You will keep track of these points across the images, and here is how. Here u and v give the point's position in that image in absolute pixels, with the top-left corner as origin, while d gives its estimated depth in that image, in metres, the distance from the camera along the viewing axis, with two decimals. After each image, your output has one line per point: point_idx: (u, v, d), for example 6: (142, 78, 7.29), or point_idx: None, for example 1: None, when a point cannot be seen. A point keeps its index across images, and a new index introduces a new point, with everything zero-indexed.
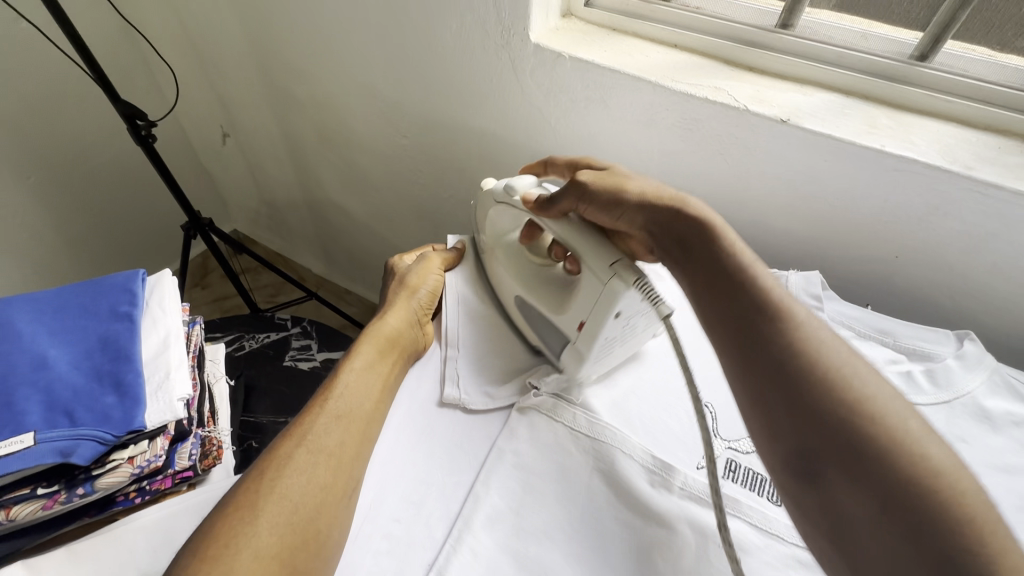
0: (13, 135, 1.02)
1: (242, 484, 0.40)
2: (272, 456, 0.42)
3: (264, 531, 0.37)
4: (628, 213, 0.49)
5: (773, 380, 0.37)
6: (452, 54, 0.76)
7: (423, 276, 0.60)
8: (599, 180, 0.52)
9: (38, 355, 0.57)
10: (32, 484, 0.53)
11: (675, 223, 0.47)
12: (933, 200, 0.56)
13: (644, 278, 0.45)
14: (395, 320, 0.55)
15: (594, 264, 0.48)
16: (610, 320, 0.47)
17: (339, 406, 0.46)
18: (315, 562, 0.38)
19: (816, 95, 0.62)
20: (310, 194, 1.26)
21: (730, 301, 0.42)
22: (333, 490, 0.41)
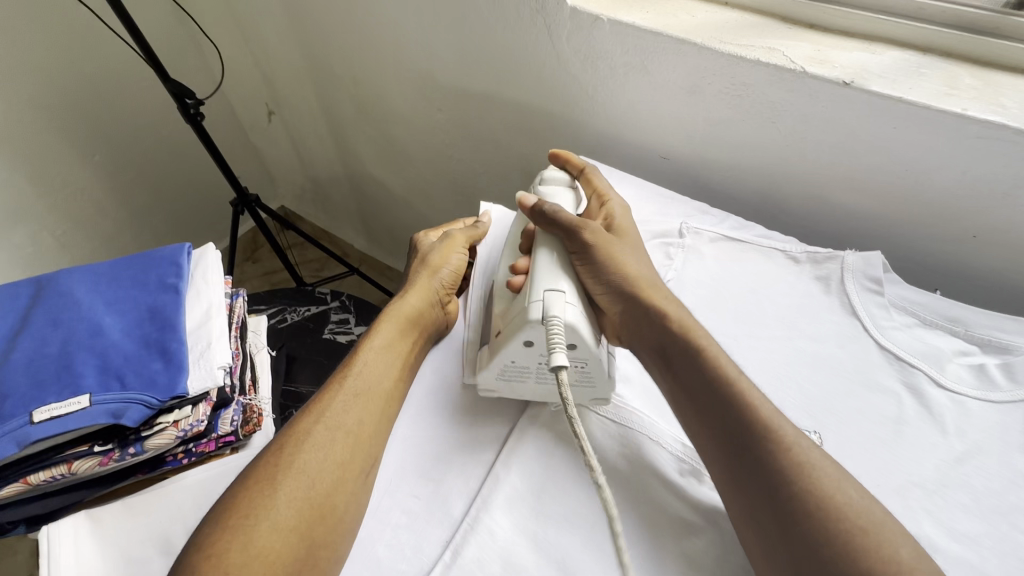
0: (79, 116, 1.08)
1: (260, 458, 0.41)
2: (289, 432, 0.42)
3: (282, 505, 0.38)
4: (613, 292, 0.46)
5: (753, 493, 0.36)
6: (485, 22, 0.73)
7: (447, 254, 0.58)
8: (603, 242, 0.48)
9: (94, 322, 0.61)
10: (89, 442, 0.57)
11: (659, 324, 0.44)
12: (1022, 171, 0.49)
13: (558, 321, 0.41)
14: (415, 300, 0.53)
15: (537, 283, 0.45)
16: (516, 342, 0.43)
17: (358, 385, 0.46)
18: (332, 537, 0.39)
19: (888, 53, 0.55)
20: (351, 170, 1.28)
21: (709, 410, 0.40)
22: (349, 468, 0.42)
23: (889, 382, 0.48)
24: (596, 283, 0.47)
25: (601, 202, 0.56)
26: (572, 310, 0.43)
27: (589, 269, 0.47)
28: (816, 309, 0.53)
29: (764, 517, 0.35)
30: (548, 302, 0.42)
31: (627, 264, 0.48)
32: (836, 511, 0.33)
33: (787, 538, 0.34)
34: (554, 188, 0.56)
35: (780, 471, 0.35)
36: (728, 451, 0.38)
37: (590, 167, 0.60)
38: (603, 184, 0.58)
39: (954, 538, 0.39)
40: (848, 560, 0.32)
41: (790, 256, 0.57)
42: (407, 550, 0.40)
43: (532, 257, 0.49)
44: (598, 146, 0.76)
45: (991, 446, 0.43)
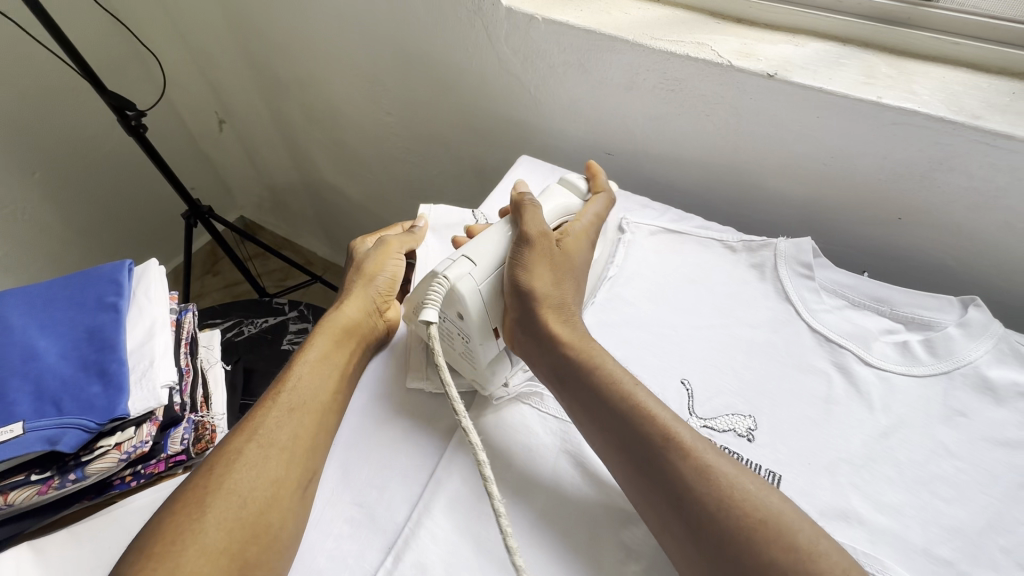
0: (14, 131, 1.04)
1: (188, 482, 0.39)
2: (218, 452, 0.41)
3: (211, 528, 0.37)
4: (518, 301, 0.46)
5: (658, 500, 0.36)
6: (425, 23, 0.73)
7: (382, 260, 0.57)
8: (546, 246, 0.48)
9: (28, 346, 0.59)
10: (26, 471, 0.55)
11: (555, 340, 0.44)
12: (936, 155, 0.51)
13: (441, 281, 0.44)
14: (351, 310, 0.52)
15: (465, 248, 0.48)
16: (417, 293, 0.47)
17: (292, 399, 0.45)
18: (267, 556, 0.37)
19: (810, 45, 0.57)
20: (307, 176, 1.26)
21: (610, 426, 0.40)
22: (284, 484, 0.40)
23: (820, 362, 0.49)
24: (509, 284, 0.47)
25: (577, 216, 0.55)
26: (467, 283, 0.45)
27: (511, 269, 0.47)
28: (752, 296, 0.54)
29: (672, 524, 0.35)
30: (454, 264, 0.45)
31: (540, 277, 0.46)
32: (732, 508, 0.34)
33: (691, 541, 0.34)
34: (558, 189, 0.56)
35: (683, 480, 0.36)
36: (629, 463, 0.38)
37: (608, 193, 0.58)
38: (598, 204, 0.56)
39: (879, 509, 0.41)
40: (747, 554, 0.33)
41: (727, 246, 0.59)
42: (350, 559, 0.39)
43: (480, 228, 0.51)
44: (544, 144, 0.77)
45: (914, 419, 0.45)
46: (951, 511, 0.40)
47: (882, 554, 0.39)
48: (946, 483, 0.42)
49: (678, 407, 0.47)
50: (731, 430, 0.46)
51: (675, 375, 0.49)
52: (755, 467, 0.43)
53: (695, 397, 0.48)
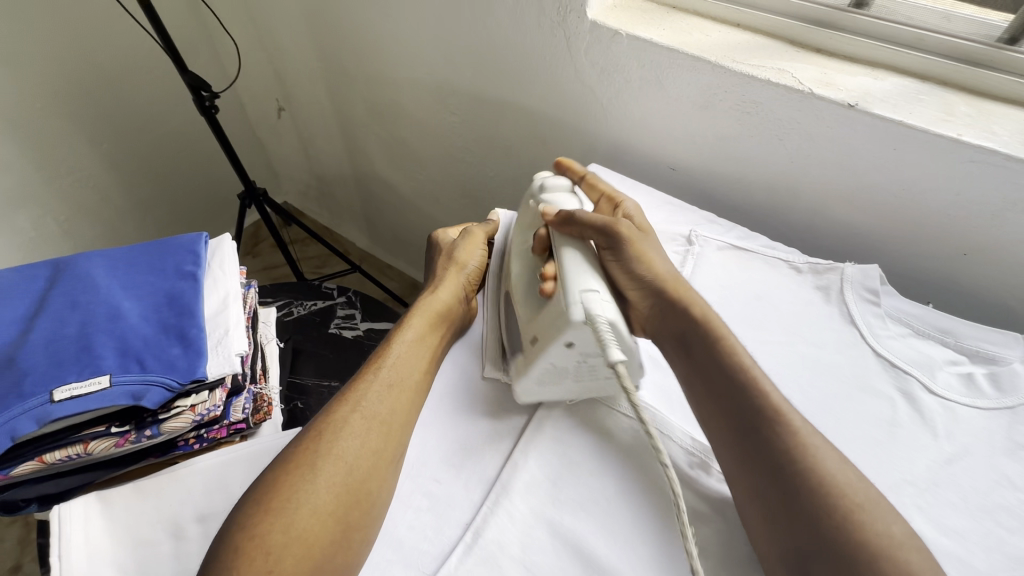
0: (91, 102, 1.09)
1: (301, 445, 0.44)
2: (327, 420, 0.45)
3: (321, 490, 0.41)
4: (644, 289, 0.51)
5: (754, 464, 0.40)
6: (506, 29, 0.76)
7: (469, 249, 0.62)
8: (631, 236, 0.52)
9: (113, 305, 0.62)
10: (106, 423, 0.57)
11: (688, 317, 0.49)
12: (1010, 194, 0.53)
13: (604, 322, 0.42)
14: (446, 295, 0.56)
15: (574, 285, 0.46)
16: (560, 345, 0.44)
17: (390, 377, 0.48)
18: (366, 520, 0.41)
19: (889, 79, 0.59)
20: (358, 168, 1.29)
21: (722, 395, 0.44)
22: (382, 455, 0.44)
23: (885, 386, 0.50)
24: (634, 278, 0.51)
25: (613, 203, 0.59)
26: (609, 308, 0.44)
27: (621, 268, 0.51)
28: (815, 316, 0.56)
29: (763, 488, 0.39)
30: (588, 302, 0.44)
31: (657, 263, 0.51)
32: (835, 488, 0.37)
33: (786, 511, 0.38)
34: (557, 194, 0.58)
35: (784, 452, 0.40)
36: (732, 428, 0.42)
37: (590, 174, 0.63)
38: (607, 186, 0.61)
39: (943, 532, 0.42)
40: (838, 527, 0.36)
41: (793, 267, 0.60)
42: (429, 531, 0.41)
43: (560, 261, 0.49)
44: (608, 155, 0.79)
45: (978, 449, 0.46)
46: (1016, 541, 0.41)
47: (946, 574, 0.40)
48: (1010, 513, 0.42)
49: None
50: None
51: None
52: None
53: None
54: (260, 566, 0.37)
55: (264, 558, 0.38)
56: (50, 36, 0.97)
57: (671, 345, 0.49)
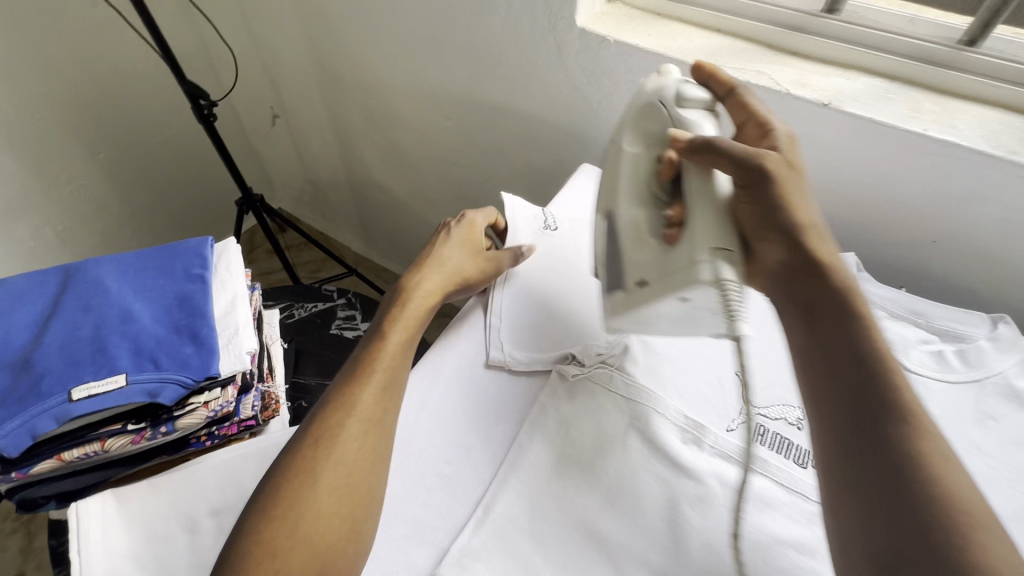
0: (89, 112, 1.10)
1: (293, 451, 0.44)
2: (316, 423, 0.46)
3: (322, 493, 0.41)
4: (781, 241, 0.43)
5: (866, 459, 0.34)
6: (499, 36, 0.79)
7: (480, 268, 0.61)
8: (777, 179, 0.44)
9: (125, 308, 0.64)
10: (123, 421, 0.59)
11: (830, 283, 0.42)
12: (972, 184, 0.57)
13: (732, 282, 0.41)
14: (431, 287, 0.58)
15: (704, 238, 0.43)
16: (674, 299, 0.44)
17: (381, 377, 0.49)
18: (369, 515, 0.42)
19: (860, 79, 0.63)
20: (353, 172, 1.32)
21: (842, 375, 0.38)
22: (379, 452, 0.45)
23: None
24: (766, 225, 0.44)
25: (761, 127, 0.50)
26: (740, 268, 0.42)
27: (758, 215, 0.44)
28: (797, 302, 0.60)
29: (869, 486, 0.33)
30: (719, 263, 0.42)
31: (801, 215, 0.44)
32: (952, 499, 0.32)
33: (890, 516, 0.32)
34: (694, 114, 0.51)
35: (903, 448, 0.34)
36: (850, 415, 0.36)
37: (739, 88, 0.52)
38: (762, 106, 0.50)
39: None
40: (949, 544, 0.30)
41: None
42: (442, 507, 0.45)
43: (692, 203, 0.46)
44: (600, 154, 0.83)
45: (948, 420, 0.50)
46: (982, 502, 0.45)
47: None
48: (978, 477, 0.46)
49: (735, 397, 0.52)
50: (783, 418, 0.51)
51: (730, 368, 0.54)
52: (802, 451, 0.48)
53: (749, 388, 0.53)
54: (269, 570, 0.38)
55: (272, 563, 0.38)
56: (48, 48, 0.99)
57: (789, 309, 0.43)
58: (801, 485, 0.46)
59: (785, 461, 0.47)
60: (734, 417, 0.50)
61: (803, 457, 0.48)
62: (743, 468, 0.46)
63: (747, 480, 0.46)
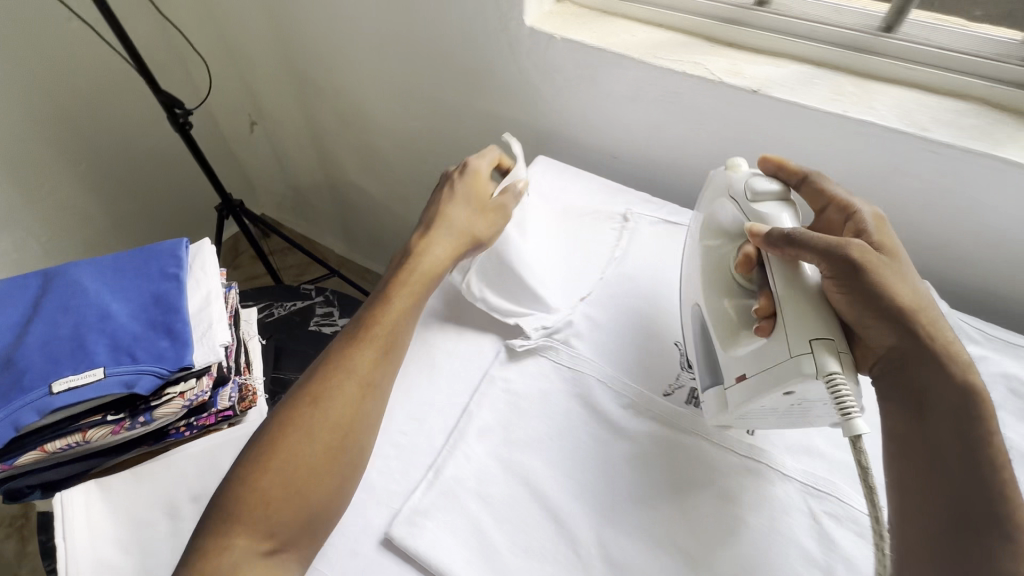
0: (68, 125, 1.13)
1: (290, 403, 0.46)
2: (316, 379, 0.48)
3: (314, 437, 0.44)
4: (894, 332, 0.44)
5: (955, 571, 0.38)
6: (457, 37, 0.83)
7: (487, 225, 0.61)
8: (870, 261, 0.45)
9: (103, 307, 0.67)
10: (102, 412, 0.63)
11: (949, 380, 0.43)
12: (891, 161, 0.61)
13: (841, 377, 0.40)
14: (439, 254, 0.58)
15: (801, 331, 0.42)
16: (776, 394, 0.43)
17: (378, 336, 0.51)
18: (354, 463, 0.45)
19: (789, 67, 0.67)
20: (331, 175, 1.35)
21: (948, 486, 0.41)
22: (368, 406, 0.47)
23: None
24: (870, 316, 0.44)
25: (845, 212, 0.51)
26: (848, 360, 0.41)
27: (858, 301, 0.44)
28: None
29: None
30: (821, 354, 0.41)
31: (907, 299, 0.45)
32: None
33: None
34: (769, 205, 0.51)
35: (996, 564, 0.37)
36: (948, 526, 0.40)
37: (813, 176, 0.54)
38: (840, 192, 0.52)
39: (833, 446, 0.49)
40: None
41: None
42: (396, 473, 0.48)
43: (778, 295, 0.45)
44: (558, 148, 0.86)
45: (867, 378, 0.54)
46: None
47: (837, 478, 0.48)
48: None
49: (672, 364, 0.56)
50: None
51: (668, 339, 0.58)
52: None
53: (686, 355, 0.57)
54: (258, 500, 0.41)
55: (261, 494, 0.41)
56: (26, 64, 1.02)
57: (902, 400, 0.45)
58: (728, 441, 0.50)
59: None
60: (671, 382, 0.55)
61: None
62: (676, 428, 0.51)
63: (678, 438, 0.50)
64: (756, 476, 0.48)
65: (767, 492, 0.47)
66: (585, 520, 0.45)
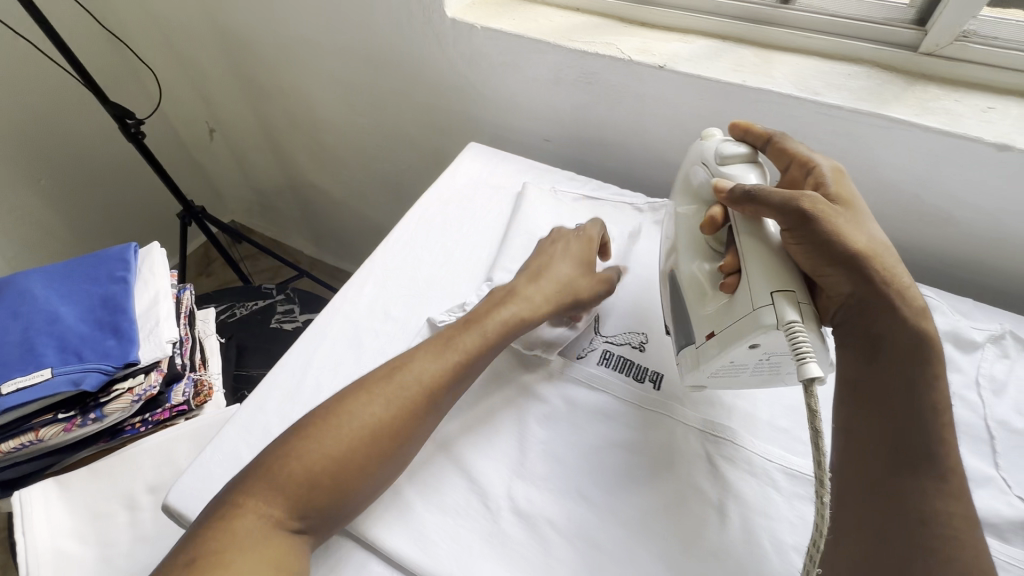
0: (25, 142, 1.15)
1: (363, 387, 0.47)
2: (390, 376, 0.48)
3: (365, 425, 0.45)
4: (851, 279, 0.45)
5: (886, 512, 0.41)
6: (388, 33, 0.85)
7: (592, 284, 0.59)
8: (822, 212, 0.45)
9: (51, 311, 0.70)
10: (54, 411, 0.65)
11: (902, 322, 0.44)
12: (790, 125, 0.64)
13: (799, 327, 0.41)
14: (538, 299, 0.56)
15: (765, 284, 0.44)
16: (742, 346, 0.44)
17: (454, 353, 0.50)
18: (381, 468, 0.45)
19: (696, 42, 0.70)
20: (292, 177, 1.37)
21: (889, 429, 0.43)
22: (419, 419, 0.47)
23: None
24: (825, 264, 0.45)
25: (804, 167, 0.51)
26: (809, 312, 0.42)
27: (813, 252, 0.45)
28: (652, 246, 0.67)
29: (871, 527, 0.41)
30: (780, 305, 0.42)
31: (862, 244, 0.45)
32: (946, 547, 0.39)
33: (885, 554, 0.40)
34: (735, 168, 0.53)
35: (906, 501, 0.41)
36: (892, 467, 0.42)
37: (778, 135, 0.54)
38: (801, 147, 0.52)
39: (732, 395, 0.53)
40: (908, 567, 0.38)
41: (638, 209, 0.71)
42: None
43: (743, 250, 0.47)
44: (494, 135, 0.89)
45: None
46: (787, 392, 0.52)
47: (736, 425, 0.52)
48: None
49: (587, 329, 0.59)
50: (628, 343, 0.59)
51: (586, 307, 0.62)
52: (641, 369, 0.56)
53: (602, 321, 0.60)
54: (301, 454, 0.43)
55: (306, 450, 0.43)
56: None
57: (856, 346, 0.46)
58: (634, 396, 0.54)
59: (624, 378, 0.55)
60: (584, 346, 0.58)
61: (641, 374, 0.56)
62: (587, 388, 0.54)
63: (588, 396, 0.54)
64: (658, 426, 0.52)
65: (667, 439, 0.51)
66: (500, 476, 0.49)
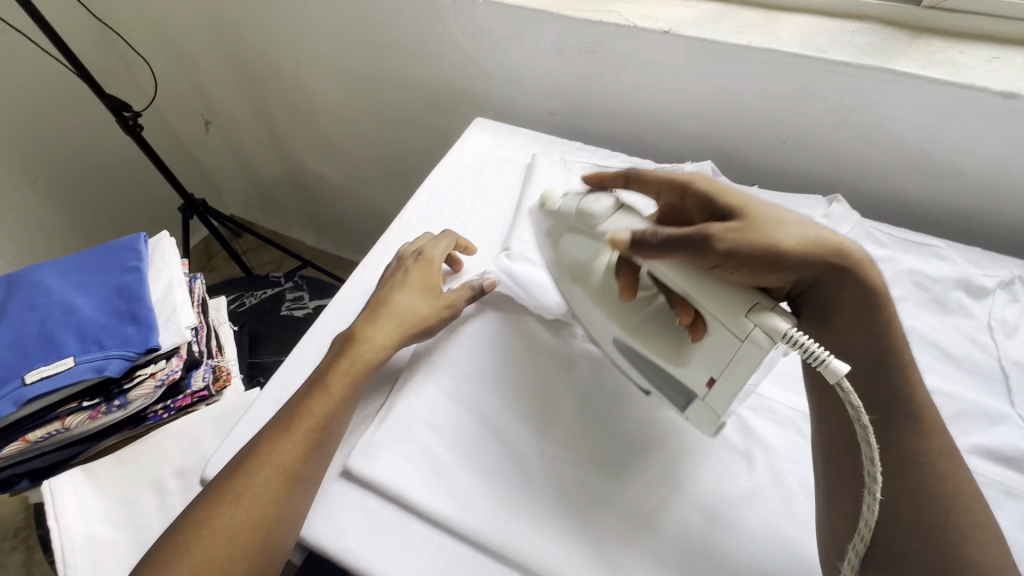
0: (20, 141, 1.14)
1: (210, 497, 0.43)
2: (242, 470, 0.44)
3: (229, 525, 0.41)
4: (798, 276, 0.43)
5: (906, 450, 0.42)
6: (387, 11, 0.84)
7: (437, 309, 0.56)
8: (736, 234, 0.42)
9: (67, 302, 0.70)
10: (78, 400, 0.66)
11: (866, 292, 0.43)
12: (797, 85, 0.65)
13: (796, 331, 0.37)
14: (385, 339, 0.53)
15: (731, 314, 0.40)
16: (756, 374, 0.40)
17: (300, 422, 0.47)
18: (268, 554, 0.42)
19: (699, 6, 0.70)
20: (291, 167, 1.37)
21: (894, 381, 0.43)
22: (285, 493, 0.44)
23: None
24: (768, 272, 0.43)
25: (677, 191, 0.48)
26: (781, 307, 0.39)
27: (756, 273, 0.43)
28: None
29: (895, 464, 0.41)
30: (762, 321, 0.38)
31: (791, 238, 0.43)
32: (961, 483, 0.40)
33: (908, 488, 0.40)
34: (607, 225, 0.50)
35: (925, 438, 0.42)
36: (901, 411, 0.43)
37: (633, 171, 0.51)
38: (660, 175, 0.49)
39: None
40: (929, 501, 0.40)
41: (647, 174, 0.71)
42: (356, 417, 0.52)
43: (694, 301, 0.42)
44: (498, 111, 0.89)
45: None
46: None
47: None
48: None
49: None
50: None
51: None
52: None
53: None
54: None
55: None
56: None
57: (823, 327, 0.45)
58: None
59: None
60: None
61: None
62: None
63: None
64: None
65: None
66: (529, 436, 0.50)
